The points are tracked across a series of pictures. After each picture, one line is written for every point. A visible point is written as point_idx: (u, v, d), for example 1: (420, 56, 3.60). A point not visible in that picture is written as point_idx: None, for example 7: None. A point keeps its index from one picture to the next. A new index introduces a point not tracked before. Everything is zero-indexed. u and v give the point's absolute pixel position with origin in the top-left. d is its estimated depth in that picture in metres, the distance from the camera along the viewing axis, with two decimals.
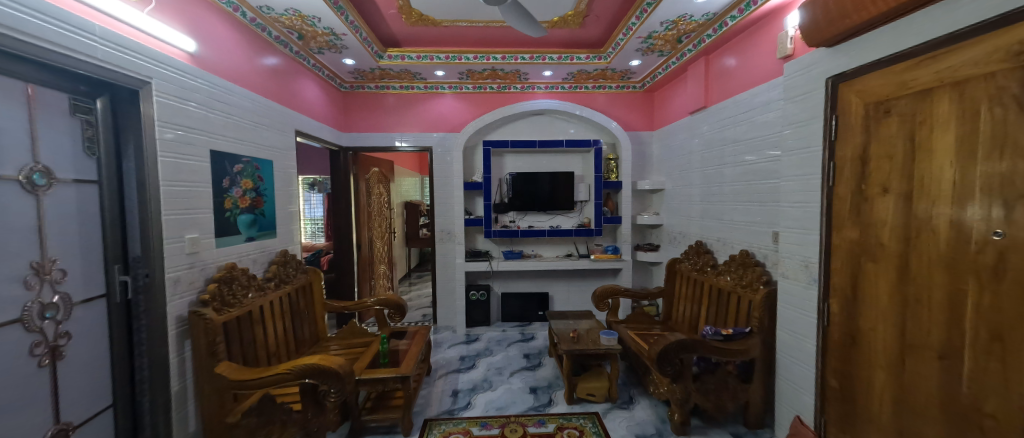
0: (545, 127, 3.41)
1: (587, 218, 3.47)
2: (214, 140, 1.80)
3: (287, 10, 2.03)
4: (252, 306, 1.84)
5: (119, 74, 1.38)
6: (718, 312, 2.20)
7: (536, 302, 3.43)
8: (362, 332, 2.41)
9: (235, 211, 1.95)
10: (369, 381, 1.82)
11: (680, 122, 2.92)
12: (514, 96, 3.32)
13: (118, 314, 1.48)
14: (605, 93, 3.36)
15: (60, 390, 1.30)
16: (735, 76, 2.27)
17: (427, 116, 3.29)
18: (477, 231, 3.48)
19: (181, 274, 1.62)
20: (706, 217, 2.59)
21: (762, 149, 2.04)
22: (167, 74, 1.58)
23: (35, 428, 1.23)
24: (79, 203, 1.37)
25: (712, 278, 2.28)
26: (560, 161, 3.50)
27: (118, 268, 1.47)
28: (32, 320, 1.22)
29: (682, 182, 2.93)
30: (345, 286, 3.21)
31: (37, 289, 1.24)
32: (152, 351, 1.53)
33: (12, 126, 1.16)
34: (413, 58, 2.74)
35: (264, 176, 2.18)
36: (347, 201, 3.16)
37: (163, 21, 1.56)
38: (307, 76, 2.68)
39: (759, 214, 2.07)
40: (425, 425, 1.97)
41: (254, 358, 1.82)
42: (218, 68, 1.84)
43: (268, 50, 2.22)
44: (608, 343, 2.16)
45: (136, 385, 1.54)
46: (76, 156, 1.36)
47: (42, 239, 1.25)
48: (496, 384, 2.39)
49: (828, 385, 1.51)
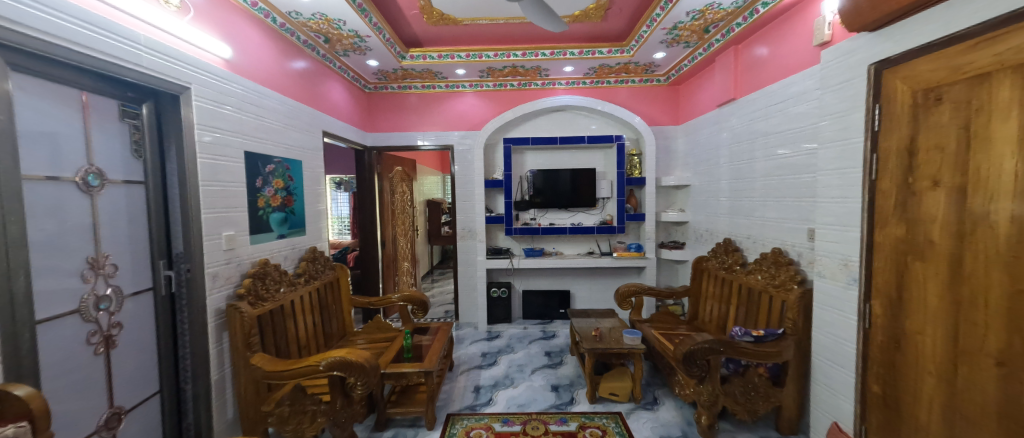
0: (566, 123, 3.37)
1: (609, 215, 3.42)
2: (248, 142, 1.89)
3: (315, 14, 2.09)
4: (284, 301, 1.92)
5: (161, 80, 1.47)
6: (748, 312, 2.12)
7: (557, 300, 3.41)
8: (386, 327, 2.47)
9: (267, 210, 2.03)
10: (393, 375, 1.88)
11: (707, 116, 2.82)
12: (534, 93, 3.30)
13: (164, 307, 1.58)
14: (628, 87, 3.28)
15: (114, 377, 1.40)
16: (767, 66, 2.17)
17: (448, 115, 3.32)
18: (498, 229, 3.48)
19: (219, 268, 1.71)
20: (735, 214, 2.49)
21: (796, 142, 1.94)
22: (206, 80, 1.66)
23: (89, 413, 1.32)
24: (128, 203, 1.46)
25: (741, 278, 2.20)
26: (582, 157, 3.44)
27: (161, 263, 1.56)
28: (88, 311, 1.31)
29: (709, 177, 2.83)
30: (370, 282, 3.29)
31: (93, 281, 1.33)
32: (194, 343, 1.62)
33: (66, 131, 1.25)
34: (434, 57, 2.78)
35: (295, 176, 2.27)
36: (372, 199, 3.24)
37: (201, 29, 1.64)
38: (333, 78, 2.76)
39: (793, 210, 1.97)
40: (448, 420, 2.00)
41: (287, 350, 1.91)
42: (251, 73, 1.92)
43: (296, 54, 2.30)
44: (631, 342, 2.13)
45: (180, 374, 1.64)
46: (125, 158, 1.46)
47: (96, 236, 1.34)
48: (517, 381, 2.39)
49: (870, 391, 1.42)
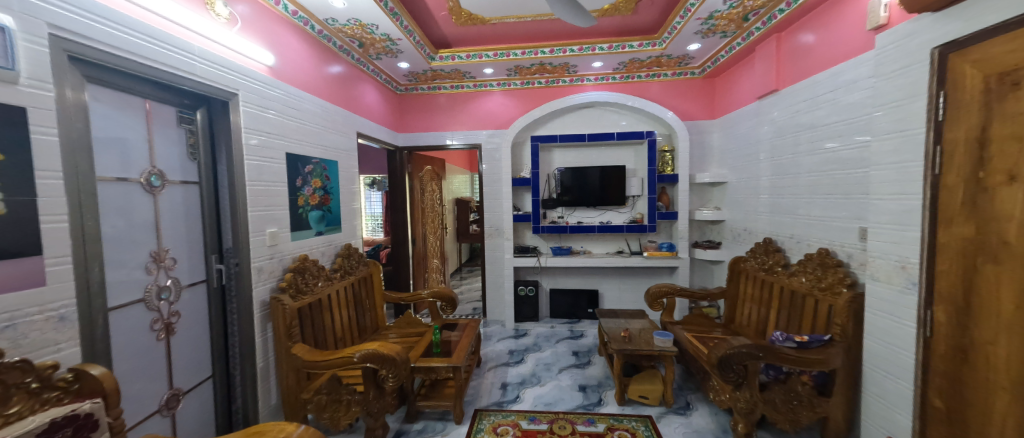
0: (595, 119, 3.31)
1: (639, 214, 3.33)
2: (289, 144, 2.00)
3: (349, 20, 2.17)
4: (321, 295, 2.02)
5: (213, 88, 1.58)
6: (790, 317, 2.00)
7: (585, 299, 3.37)
8: (416, 323, 2.54)
9: (307, 208, 2.14)
10: (423, 369, 1.92)
11: (746, 109, 2.67)
12: (562, 90, 3.27)
13: (216, 298, 1.71)
14: (660, 81, 3.18)
15: (173, 361, 1.53)
16: (812, 54, 2.03)
17: (476, 114, 3.35)
18: (525, 227, 3.48)
19: (263, 263, 1.82)
20: (776, 212, 2.35)
21: (847, 135, 1.81)
22: (252, 86, 1.78)
23: (152, 393, 1.45)
24: (185, 202, 1.59)
25: (784, 280, 2.08)
26: (611, 154, 3.36)
27: (213, 257, 1.68)
28: (151, 300, 1.43)
29: (747, 174, 2.68)
30: (401, 278, 3.39)
31: (155, 273, 1.46)
32: (242, 332, 1.74)
33: (132, 136, 1.38)
34: (462, 57, 2.81)
35: (331, 176, 2.37)
36: (403, 198, 3.34)
37: (247, 39, 1.76)
38: (367, 81, 2.86)
39: (843, 208, 1.83)
40: (476, 415, 2.03)
41: (324, 341, 2.00)
42: (292, 78, 2.03)
43: (332, 59, 2.41)
44: (662, 344, 2.07)
45: (229, 360, 1.77)
46: (183, 160, 1.59)
47: (158, 232, 1.47)
48: (544, 379, 2.38)
49: (932, 405, 1.30)
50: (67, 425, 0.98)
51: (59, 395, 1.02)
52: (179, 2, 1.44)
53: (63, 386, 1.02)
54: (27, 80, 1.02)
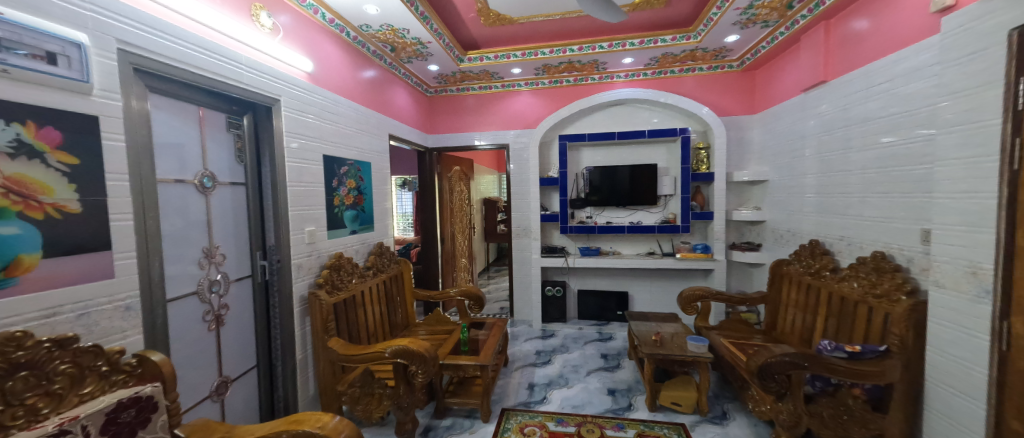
0: (625, 117, 3.22)
1: (672, 214, 3.21)
2: (326, 147, 2.09)
3: (382, 26, 2.25)
4: (355, 291, 2.10)
5: (258, 94, 1.68)
6: (840, 325, 1.86)
7: (615, 301, 3.29)
8: (445, 320, 2.58)
9: (342, 208, 2.23)
10: (451, 366, 1.95)
11: (790, 102, 2.51)
12: (591, 88, 3.21)
13: (260, 292, 1.81)
14: (694, 76, 3.05)
15: (222, 350, 1.64)
16: (866, 42, 1.88)
17: (504, 114, 3.37)
18: (552, 227, 3.45)
19: (302, 260, 1.91)
20: (824, 212, 2.19)
21: (907, 128, 1.66)
22: (293, 92, 1.87)
23: (204, 379, 1.56)
24: (233, 202, 1.70)
25: (832, 285, 1.93)
26: (642, 152, 3.27)
27: (257, 254, 1.79)
28: (203, 293, 1.54)
29: (791, 171, 2.52)
30: (431, 277, 3.46)
31: (207, 268, 1.57)
32: (283, 325, 1.84)
33: (187, 141, 1.49)
34: (490, 58, 2.83)
35: (365, 177, 2.46)
36: (432, 198, 3.40)
37: (289, 47, 1.86)
38: (399, 84, 2.94)
39: (902, 208, 1.68)
40: (503, 414, 2.03)
41: (357, 336, 2.08)
42: (329, 84, 2.13)
43: (367, 64, 2.50)
44: (696, 350, 1.98)
45: (272, 351, 1.87)
46: (231, 163, 1.70)
47: (210, 230, 1.58)
48: (572, 381, 2.35)
49: (1010, 428, 1.17)
50: (131, 406, 1.07)
51: (125, 377, 1.12)
52: (228, 15, 1.54)
53: (129, 370, 1.12)
54: (100, 91, 1.14)
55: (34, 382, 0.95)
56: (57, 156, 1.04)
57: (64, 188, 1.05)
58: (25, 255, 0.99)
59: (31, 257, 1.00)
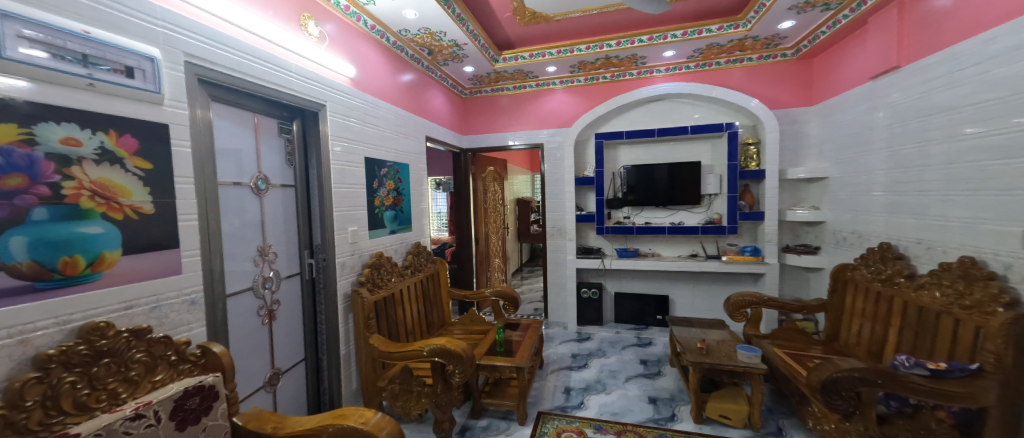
0: (665, 113, 3.08)
1: (717, 214, 3.04)
2: (367, 149, 2.16)
3: (421, 30, 2.29)
4: (394, 289, 2.15)
5: (306, 100, 1.76)
6: (918, 338, 1.66)
7: (654, 305, 3.16)
8: (480, 320, 2.59)
9: (382, 208, 2.29)
10: (487, 367, 1.95)
11: (854, 92, 2.29)
12: (629, 84, 3.10)
13: (307, 289, 1.90)
14: (742, 67, 2.87)
15: (274, 343, 1.73)
16: (949, 20, 1.68)
17: (538, 113, 3.33)
18: (588, 227, 3.37)
19: (346, 259, 1.99)
20: (896, 212, 1.97)
21: (1002, 117, 1.45)
22: (338, 97, 1.95)
23: (259, 370, 1.66)
24: (284, 203, 1.79)
25: (908, 293, 1.73)
26: (683, 150, 3.12)
27: (305, 252, 1.87)
28: (258, 289, 1.63)
29: (856, 167, 2.30)
30: (466, 276, 3.49)
31: (262, 266, 1.66)
32: (328, 321, 1.91)
33: (244, 147, 1.58)
34: (525, 57, 2.81)
35: (403, 178, 2.52)
36: (467, 198, 3.43)
37: (334, 54, 1.93)
38: (435, 87, 2.99)
39: (996, 207, 1.47)
40: (539, 418, 2.00)
41: (396, 334, 2.12)
42: (370, 88, 2.19)
43: (405, 68, 2.56)
44: (747, 360, 1.85)
45: (318, 345, 1.95)
46: (282, 166, 1.79)
47: (264, 229, 1.67)
48: (610, 387, 2.28)
49: None
50: (196, 394, 1.14)
51: (190, 367, 1.20)
52: (280, 26, 1.63)
53: (194, 360, 1.21)
54: (170, 101, 1.23)
55: (115, 369, 1.03)
56: (134, 162, 1.13)
57: (140, 191, 1.14)
58: (108, 252, 1.08)
59: (113, 254, 1.09)
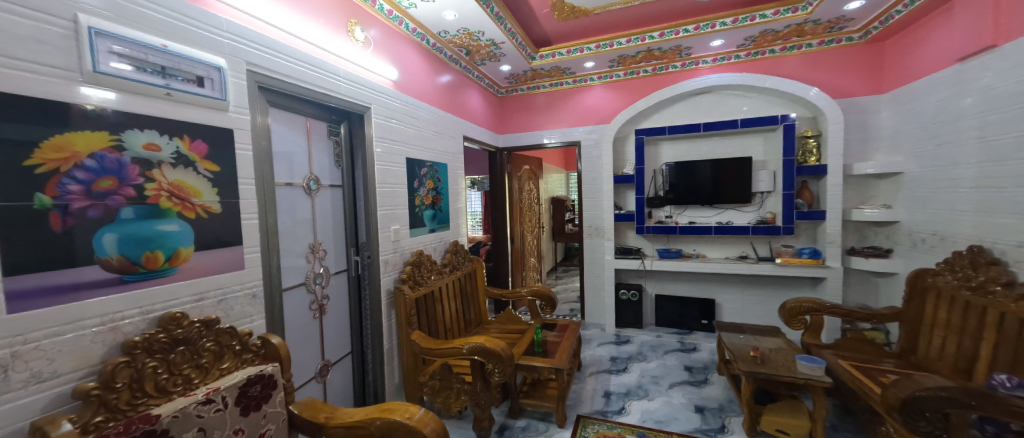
0: (711, 106, 2.93)
1: (770, 213, 2.84)
2: (408, 150, 2.21)
3: (459, 30, 2.31)
4: (434, 287, 2.19)
5: (353, 104, 1.83)
6: (1017, 355, 1.46)
7: (698, 308, 3.01)
8: (517, 320, 2.58)
9: (422, 207, 2.34)
10: (525, 367, 1.94)
11: (935, 77, 2.06)
12: (671, 77, 2.97)
13: (354, 285, 1.97)
14: (800, 54, 2.67)
15: (324, 336, 1.82)
16: None
17: (575, 110, 3.27)
18: (627, 227, 3.27)
19: (389, 256, 2.05)
20: (988, 212, 1.74)
21: None
22: (381, 100, 2.01)
23: (311, 362, 1.74)
24: (334, 203, 1.87)
25: (1003, 303, 1.52)
26: (731, 145, 2.94)
27: (351, 250, 1.95)
28: (310, 284, 1.72)
29: (937, 161, 2.06)
30: (501, 275, 3.50)
31: (314, 262, 1.74)
32: (373, 316, 1.98)
33: (298, 149, 1.67)
34: (563, 53, 2.77)
35: (442, 178, 2.56)
36: (503, 197, 3.43)
37: (378, 58, 1.99)
38: (472, 87, 3.02)
39: None
40: (579, 421, 1.96)
41: (436, 331, 2.16)
42: (411, 90, 2.25)
43: (443, 69, 2.59)
44: (808, 372, 1.70)
45: (363, 340, 2.02)
46: (332, 167, 1.87)
47: (315, 228, 1.75)
48: (652, 393, 2.19)
49: None
50: (257, 382, 1.21)
51: (252, 356, 1.28)
52: (329, 33, 1.70)
53: (255, 350, 1.29)
54: (235, 108, 1.31)
55: (189, 356, 1.11)
56: (204, 165, 1.21)
57: (209, 192, 1.23)
58: (182, 248, 1.16)
59: (186, 250, 1.17)
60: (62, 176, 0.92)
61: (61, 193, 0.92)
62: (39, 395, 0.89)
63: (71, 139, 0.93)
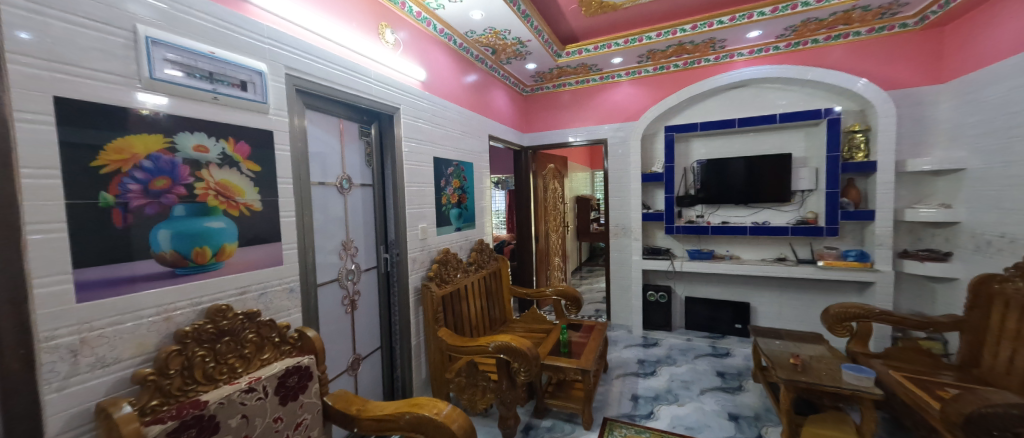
0: (747, 101, 2.80)
1: (811, 212, 2.69)
2: (436, 149, 2.25)
3: (486, 30, 2.32)
4: (460, 285, 2.22)
5: (383, 105, 1.87)
6: None
7: (731, 312, 2.89)
8: (542, 319, 2.56)
9: (448, 206, 2.36)
10: (551, 367, 1.92)
11: (1004, 65, 1.88)
12: (703, 72, 2.87)
13: (383, 281, 2.03)
14: (846, 43, 2.51)
15: (356, 331, 1.87)
16: None
17: (602, 108, 3.22)
18: (655, 227, 3.18)
19: (416, 254, 2.09)
20: None
21: None
22: (410, 100, 2.04)
23: (343, 356, 1.80)
24: (365, 201, 1.92)
25: None
26: (768, 141, 2.81)
27: (381, 247, 1.99)
28: (342, 280, 1.77)
29: (1006, 157, 1.88)
30: (526, 274, 3.49)
31: (346, 258, 1.80)
32: (401, 312, 2.03)
33: (331, 150, 1.72)
34: (590, 50, 2.73)
35: (467, 176, 2.58)
36: (527, 196, 3.42)
37: (407, 60, 2.03)
38: (498, 86, 3.03)
39: None
40: (606, 424, 1.93)
41: (462, 328, 2.18)
42: (438, 90, 2.28)
43: (470, 68, 2.61)
44: (855, 382, 1.60)
45: (392, 335, 2.07)
46: (363, 166, 1.92)
47: (348, 225, 1.81)
48: (683, 399, 2.12)
49: None
50: (294, 373, 1.26)
51: (290, 348, 1.34)
52: (362, 36, 1.74)
53: (293, 342, 1.34)
54: (275, 110, 1.37)
55: (233, 346, 1.17)
56: (247, 165, 1.27)
57: (251, 190, 1.29)
58: (227, 244, 1.22)
59: (231, 245, 1.23)
60: (124, 176, 0.98)
61: (123, 192, 0.98)
62: (103, 379, 0.96)
63: (131, 142, 1.00)
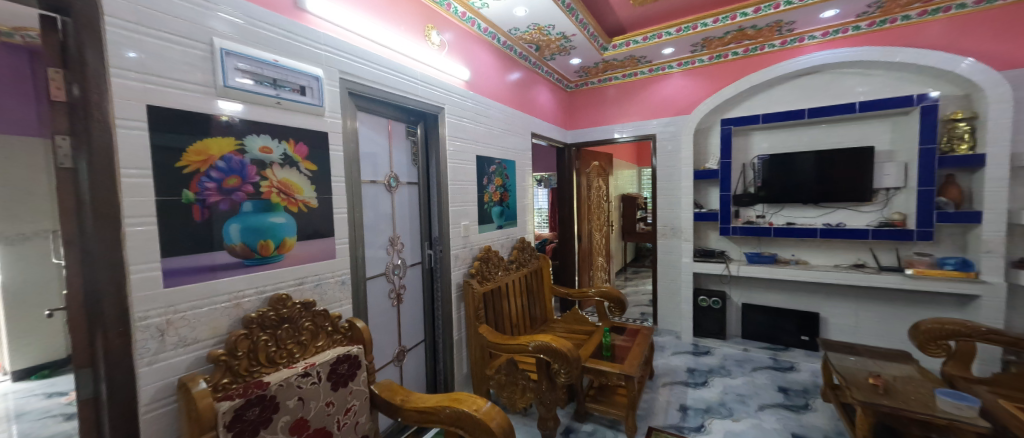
0: (818, 89, 2.52)
1: (898, 213, 2.37)
2: (479, 148, 2.27)
3: (530, 26, 2.29)
4: (501, 283, 2.22)
5: (429, 105, 1.92)
6: None
7: (796, 322, 2.63)
8: (584, 321, 2.50)
9: (490, 204, 2.37)
10: (593, 371, 1.86)
11: None
12: (766, 59, 2.63)
13: (427, 277, 2.08)
14: (945, 18, 2.17)
15: (401, 324, 1.94)
16: None
17: (650, 102, 3.06)
18: (708, 228, 2.98)
19: (459, 251, 2.12)
20: None
21: None
22: (454, 100, 2.08)
23: (389, 347, 1.87)
24: (411, 199, 1.99)
25: None
26: (844, 133, 2.51)
27: (425, 244, 2.05)
28: (389, 274, 1.84)
29: None
30: (568, 274, 3.43)
31: (393, 254, 1.87)
32: (444, 308, 2.07)
33: (381, 149, 1.80)
34: (638, 41, 2.60)
35: (510, 174, 2.58)
36: (570, 194, 3.35)
37: (452, 60, 2.07)
38: (541, 83, 3.00)
39: None
40: (650, 434, 1.83)
41: (503, 326, 2.19)
42: (482, 89, 2.30)
43: (513, 66, 2.61)
44: (953, 410, 1.37)
45: (435, 329, 2.13)
46: (410, 165, 1.98)
47: (395, 222, 1.88)
48: (738, 413, 1.97)
49: None
50: (345, 361, 1.32)
51: (340, 337, 1.42)
52: (409, 38, 1.80)
53: (343, 332, 1.42)
54: (330, 113, 1.45)
55: (292, 333, 1.26)
56: (305, 164, 1.36)
57: (308, 188, 1.37)
58: (288, 238, 1.31)
59: (291, 239, 1.32)
60: (202, 175, 1.09)
61: (201, 189, 1.09)
62: (186, 356, 1.07)
63: (208, 144, 1.10)
